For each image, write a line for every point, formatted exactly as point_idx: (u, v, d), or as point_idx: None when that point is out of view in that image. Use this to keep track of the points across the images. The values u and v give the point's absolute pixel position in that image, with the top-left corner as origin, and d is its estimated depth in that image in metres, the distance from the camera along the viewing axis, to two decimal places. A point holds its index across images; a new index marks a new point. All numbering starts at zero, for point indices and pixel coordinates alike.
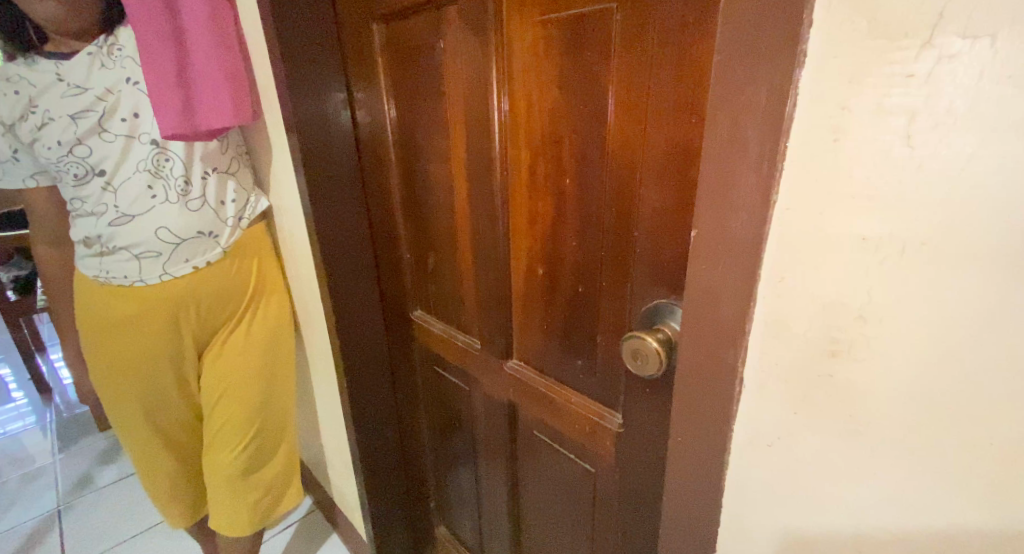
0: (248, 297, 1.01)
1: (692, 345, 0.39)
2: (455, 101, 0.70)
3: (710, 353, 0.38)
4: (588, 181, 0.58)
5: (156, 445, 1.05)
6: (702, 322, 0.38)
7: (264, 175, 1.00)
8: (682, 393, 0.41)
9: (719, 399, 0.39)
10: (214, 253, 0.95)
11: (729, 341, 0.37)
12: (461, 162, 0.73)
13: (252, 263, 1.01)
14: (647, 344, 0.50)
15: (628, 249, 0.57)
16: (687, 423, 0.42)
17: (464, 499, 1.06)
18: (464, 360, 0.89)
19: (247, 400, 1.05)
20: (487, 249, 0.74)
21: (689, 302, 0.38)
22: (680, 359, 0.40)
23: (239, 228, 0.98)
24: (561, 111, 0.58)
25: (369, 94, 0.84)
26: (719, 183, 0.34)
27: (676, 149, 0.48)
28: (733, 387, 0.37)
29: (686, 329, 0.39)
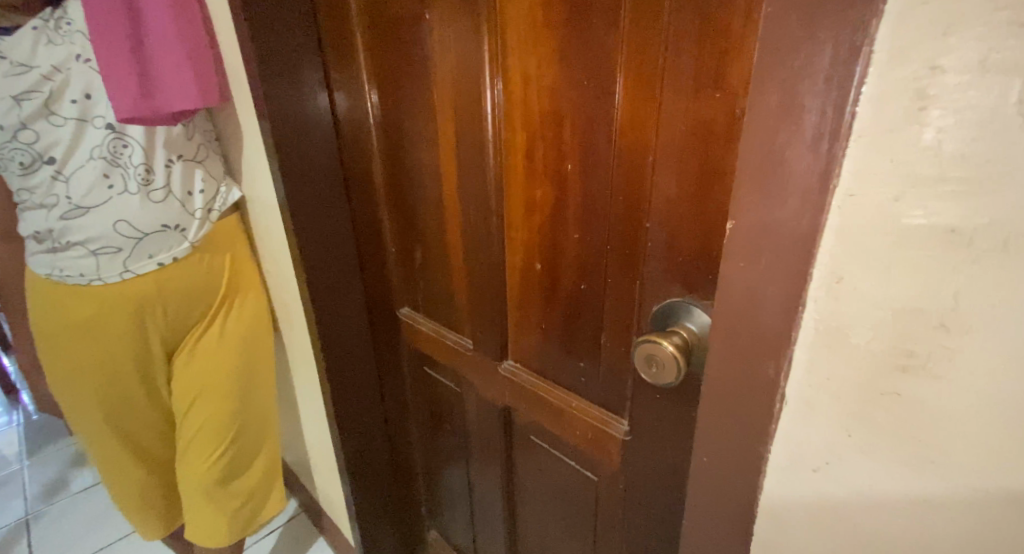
0: (222, 295, 0.94)
1: (725, 355, 0.34)
2: (444, 79, 0.63)
3: (746, 363, 0.33)
4: (593, 167, 0.52)
5: (125, 454, 0.98)
6: (740, 327, 0.32)
7: (235, 162, 0.92)
8: (709, 405, 0.36)
9: (756, 417, 0.34)
10: (182, 248, 0.87)
11: (771, 350, 0.31)
12: (451, 148, 0.66)
13: (225, 258, 0.93)
14: (663, 348, 0.45)
15: (637, 242, 0.51)
16: (714, 442, 0.37)
17: (457, 504, 1.01)
18: (455, 361, 0.83)
19: (223, 405, 0.99)
20: (479, 243, 0.68)
21: (723, 304, 0.33)
22: (709, 368, 0.35)
23: (209, 221, 0.90)
24: (563, 89, 0.52)
25: (348, 74, 0.76)
26: (766, 164, 0.28)
27: (695, 129, 0.43)
28: (773, 402, 0.32)
29: (717, 334, 0.34)
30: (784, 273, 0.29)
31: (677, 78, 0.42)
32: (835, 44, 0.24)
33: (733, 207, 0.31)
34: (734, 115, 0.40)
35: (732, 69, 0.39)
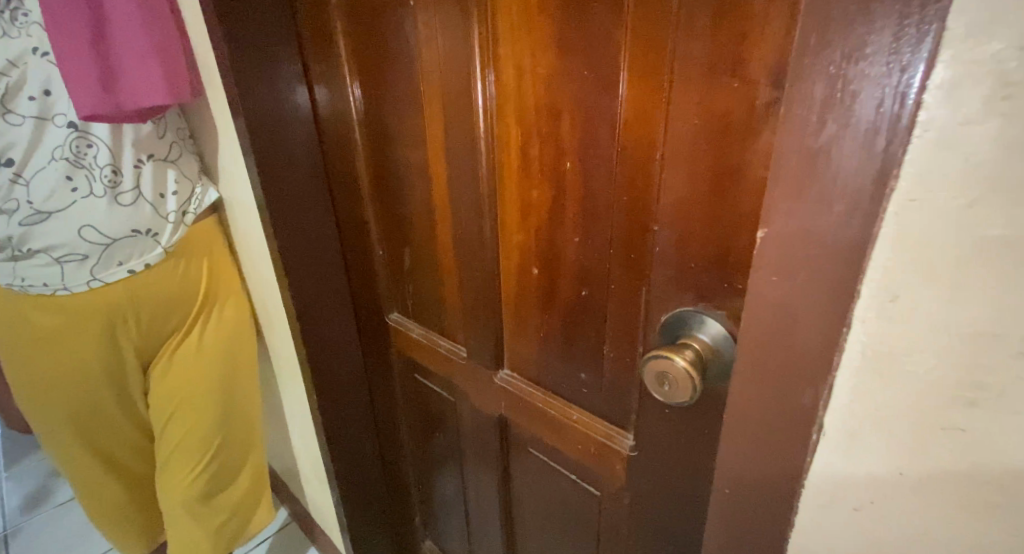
0: (199, 302, 0.88)
1: (752, 378, 0.30)
2: (431, 70, 0.58)
3: (779, 389, 0.29)
4: (595, 165, 0.48)
5: (101, 471, 0.93)
6: (772, 348, 0.29)
7: (211, 162, 0.86)
8: (733, 429, 0.33)
9: (789, 449, 0.30)
10: (155, 254, 0.82)
11: (808, 376, 0.28)
12: (440, 145, 0.62)
13: (202, 264, 0.88)
14: (675, 365, 0.41)
15: (642, 246, 0.47)
16: (737, 472, 0.33)
17: (452, 515, 0.98)
18: (448, 369, 0.79)
19: (204, 418, 0.94)
20: (472, 246, 0.64)
21: (752, 321, 0.29)
22: (733, 389, 0.32)
23: (183, 224, 0.84)
24: (561, 80, 0.47)
25: (327, 66, 0.71)
26: (808, 163, 0.25)
27: (709, 123, 0.39)
28: (808, 433, 0.29)
29: (743, 353, 0.30)
30: (824, 290, 0.26)
31: (689, 67, 0.38)
32: (900, 17, 0.20)
33: (766, 212, 0.27)
34: (752, 107, 0.36)
35: (753, 55, 0.35)
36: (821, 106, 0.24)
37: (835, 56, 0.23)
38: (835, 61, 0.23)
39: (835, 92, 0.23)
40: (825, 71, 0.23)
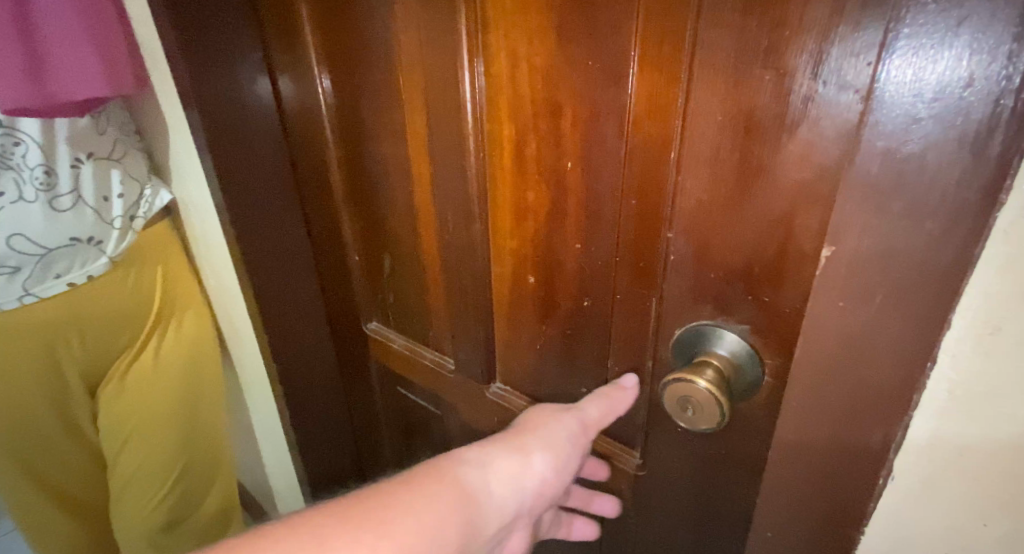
0: (153, 315, 0.81)
1: (812, 415, 0.28)
2: (412, 60, 0.52)
3: (843, 428, 0.27)
4: (600, 166, 0.44)
5: (47, 504, 0.84)
6: (840, 373, 0.26)
7: (161, 161, 0.77)
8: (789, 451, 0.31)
9: (849, 490, 0.28)
10: (99, 264, 0.73)
11: (881, 414, 0.25)
12: (423, 142, 0.56)
13: (155, 272, 0.79)
14: (699, 388, 0.37)
15: (652, 254, 0.43)
16: (782, 502, 0.33)
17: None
18: (434, 382, 0.74)
19: (163, 442, 0.85)
20: (461, 253, 0.59)
21: (815, 345, 0.27)
22: (785, 413, 0.30)
23: (131, 230, 0.75)
24: (561, 72, 0.43)
25: (293, 55, 0.64)
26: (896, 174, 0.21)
27: (735, 121, 0.35)
28: (875, 479, 0.27)
29: (802, 381, 0.28)
30: (905, 316, 0.23)
31: (711, 58, 0.34)
32: None
33: (835, 227, 0.24)
34: (786, 101, 0.32)
35: (789, 43, 0.30)
36: (914, 102, 0.20)
37: (935, 39, 0.19)
38: (934, 48, 0.19)
39: (931, 86, 0.19)
40: (918, 60, 0.19)
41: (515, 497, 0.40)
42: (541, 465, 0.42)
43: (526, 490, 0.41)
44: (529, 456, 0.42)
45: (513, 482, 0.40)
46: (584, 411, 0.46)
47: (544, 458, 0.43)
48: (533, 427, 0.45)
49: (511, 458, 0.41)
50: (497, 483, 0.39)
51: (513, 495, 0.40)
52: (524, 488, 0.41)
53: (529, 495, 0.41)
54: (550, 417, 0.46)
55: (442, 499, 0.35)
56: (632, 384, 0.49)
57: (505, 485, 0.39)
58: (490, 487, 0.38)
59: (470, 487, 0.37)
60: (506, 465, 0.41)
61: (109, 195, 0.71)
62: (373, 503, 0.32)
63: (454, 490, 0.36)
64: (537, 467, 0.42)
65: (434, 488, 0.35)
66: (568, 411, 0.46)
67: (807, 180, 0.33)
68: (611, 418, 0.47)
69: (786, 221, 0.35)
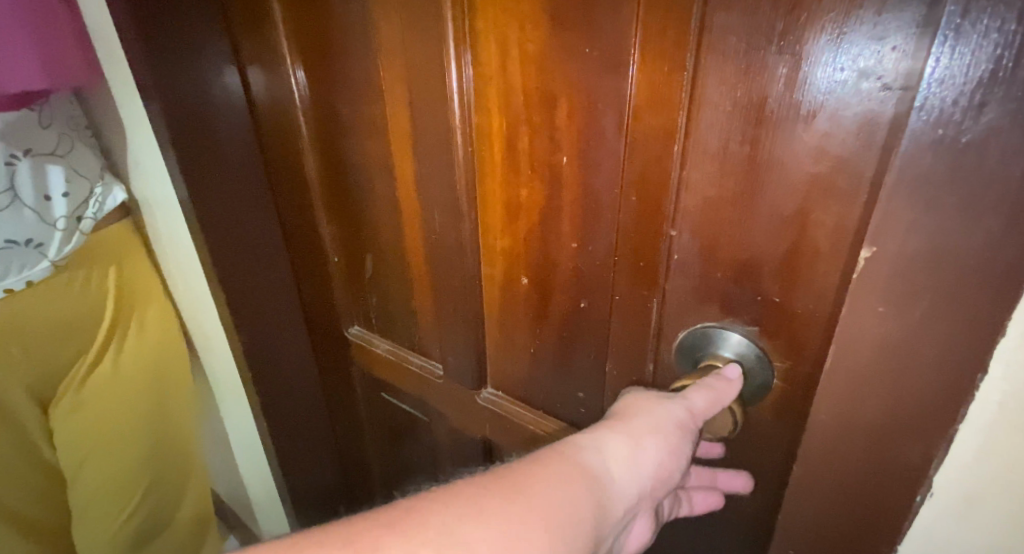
0: (105, 323, 0.73)
1: (842, 416, 0.30)
2: (393, 48, 0.49)
3: (883, 436, 0.28)
4: (598, 160, 0.41)
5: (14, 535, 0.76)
6: (874, 381, 0.27)
7: (119, 157, 0.72)
8: (816, 462, 0.32)
9: (890, 498, 0.30)
10: (40, 268, 0.65)
11: (922, 408, 0.26)
12: (407, 136, 0.53)
13: (105, 276, 0.72)
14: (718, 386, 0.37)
15: (653, 253, 0.41)
16: (819, 512, 0.34)
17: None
18: (421, 387, 0.71)
19: (131, 455, 0.80)
20: (449, 254, 0.56)
21: (850, 353, 0.28)
22: (811, 429, 0.32)
23: (78, 232, 0.67)
24: (556, 60, 0.40)
25: (262, 45, 0.59)
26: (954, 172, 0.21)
27: (746, 112, 0.32)
28: (914, 496, 0.28)
29: (833, 389, 0.29)
30: (955, 315, 0.23)
31: (721, 44, 0.32)
32: None
33: (879, 229, 0.24)
34: (801, 90, 0.30)
35: (806, 27, 0.28)
36: (954, 95, 0.19)
37: (980, 28, 0.18)
38: (976, 38, 0.18)
39: (974, 80, 0.19)
40: (957, 50, 0.19)
41: (633, 487, 0.33)
42: (658, 450, 0.34)
43: (645, 480, 0.33)
44: (641, 442, 0.34)
45: (630, 471, 0.33)
46: (690, 396, 0.36)
47: (662, 441, 0.34)
48: (639, 408, 0.36)
49: (621, 443, 0.34)
50: (613, 469, 0.32)
51: (632, 486, 0.33)
52: (642, 478, 0.33)
53: (649, 486, 0.34)
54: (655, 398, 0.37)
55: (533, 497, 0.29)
56: (737, 374, 0.38)
57: (622, 473, 0.32)
58: (608, 475, 0.32)
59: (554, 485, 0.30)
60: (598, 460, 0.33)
61: (51, 194, 0.64)
62: (484, 497, 0.28)
63: (567, 479, 0.30)
64: (654, 454, 0.34)
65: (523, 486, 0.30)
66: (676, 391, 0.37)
67: (822, 174, 0.31)
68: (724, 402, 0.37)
69: (799, 218, 0.33)
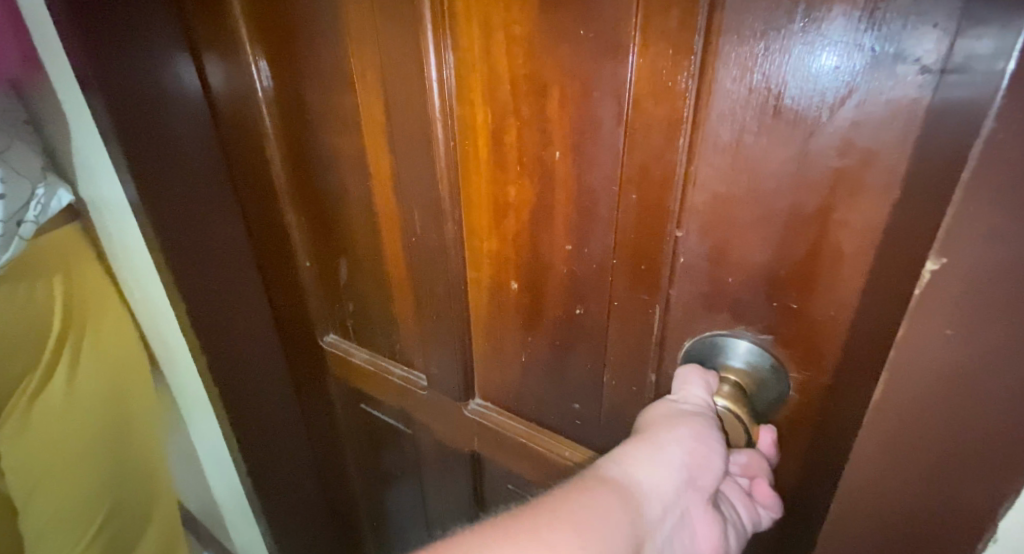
0: (52, 338, 0.65)
1: (894, 445, 0.28)
2: (363, 32, 0.44)
3: (939, 466, 0.27)
4: (594, 157, 0.38)
5: None
6: (934, 403, 0.25)
7: (65, 155, 0.64)
8: (861, 484, 0.30)
9: (942, 536, 0.28)
10: None
11: (987, 438, 0.24)
12: (381, 129, 0.48)
13: (51, 287, 0.64)
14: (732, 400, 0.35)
15: (655, 256, 0.38)
16: (854, 540, 0.32)
17: (413, 540, 0.88)
18: (402, 398, 0.67)
19: (89, 476, 0.72)
20: (431, 259, 0.52)
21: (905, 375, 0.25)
22: (857, 453, 0.29)
23: (17, 238, 0.57)
24: (546, 44, 0.36)
25: (217, 31, 0.54)
26: None
27: (765, 99, 0.29)
28: (977, 544, 0.27)
29: (888, 412, 0.27)
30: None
31: (735, 22, 0.28)
32: None
33: (948, 237, 0.21)
34: (829, 72, 0.26)
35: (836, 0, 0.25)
36: None
37: None
38: None
39: None
40: None
41: (666, 483, 0.30)
42: (682, 441, 0.31)
43: (678, 473, 0.30)
44: (644, 439, 0.32)
45: (655, 467, 0.30)
46: (679, 395, 0.35)
47: (682, 432, 0.32)
48: (654, 410, 0.35)
49: (638, 445, 0.31)
50: (635, 468, 0.30)
51: (664, 477, 0.30)
52: (675, 472, 0.30)
53: (686, 480, 0.30)
54: (670, 397, 0.36)
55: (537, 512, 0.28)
56: (691, 373, 0.36)
57: (646, 470, 0.30)
58: (627, 475, 0.30)
59: (558, 497, 0.29)
60: (604, 464, 0.31)
61: None
62: (508, 521, 0.27)
63: (585, 490, 0.29)
64: (678, 445, 0.31)
65: (528, 508, 0.28)
66: (682, 383, 0.35)
67: (848, 168, 0.28)
68: (711, 383, 0.35)
69: (821, 217, 0.30)
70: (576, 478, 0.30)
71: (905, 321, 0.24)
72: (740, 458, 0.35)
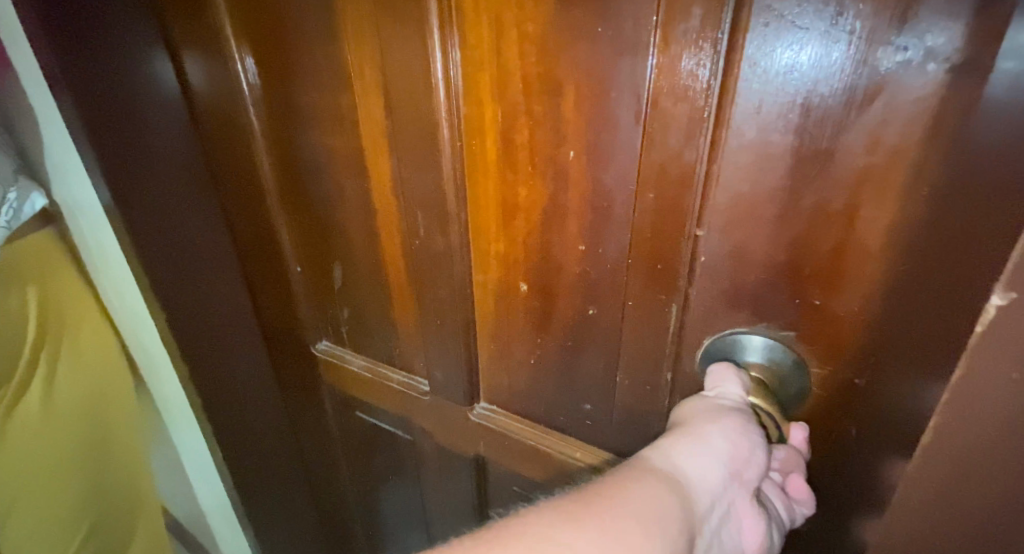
0: (27, 349, 0.60)
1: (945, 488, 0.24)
2: (362, 28, 0.42)
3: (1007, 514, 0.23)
4: (610, 156, 0.37)
5: None
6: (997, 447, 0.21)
7: (39, 158, 0.59)
8: (904, 525, 0.27)
9: None
10: None
11: None
12: (381, 129, 0.47)
13: (24, 296, 0.59)
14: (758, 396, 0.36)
15: (673, 255, 0.38)
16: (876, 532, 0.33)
17: (409, 547, 0.87)
18: (402, 404, 0.66)
19: (69, 494, 0.67)
20: (435, 262, 0.51)
21: (964, 424, 0.22)
22: (903, 496, 0.26)
23: None
24: (562, 41, 0.35)
25: (196, 26, 0.51)
26: None
27: (790, 98, 0.29)
28: None
29: (942, 454, 0.23)
30: None
31: (763, 19, 0.28)
32: None
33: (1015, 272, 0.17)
34: (859, 72, 0.26)
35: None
36: None
37: None
38: None
39: None
40: None
41: (713, 478, 0.30)
42: (725, 434, 0.31)
43: (724, 465, 0.30)
44: (687, 433, 0.32)
45: (701, 461, 0.30)
46: (719, 390, 0.35)
47: (724, 425, 0.32)
48: (694, 405, 0.35)
49: (682, 440, 0.31)
50: (681, 463, 0.30)
51: (711, 472, 0.30)
52: (721, 466, 0.30)
53: (732, 473, 0.30)
54: (706, 393, 0.36)
55: (589, 508, 0.28)
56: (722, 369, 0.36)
57: (693, 465, 0.30)
58: (675, 469, 0.30)
59: (608, 492, 0.29)
60: (650, 458, 0.31)
61: None
62: (560, 517, 0.28)
63: (634, 484, 0.29)
64: (722, 439, 0.31)
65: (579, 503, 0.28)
66: (717, 381, 0.36)
67: (875, 167, 0.28)
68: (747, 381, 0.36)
69: (845, 215, 0.30)
70: (623, 472, 0.30)
71: (964, 357, 0.20)
72: (780, 453, 0.35)
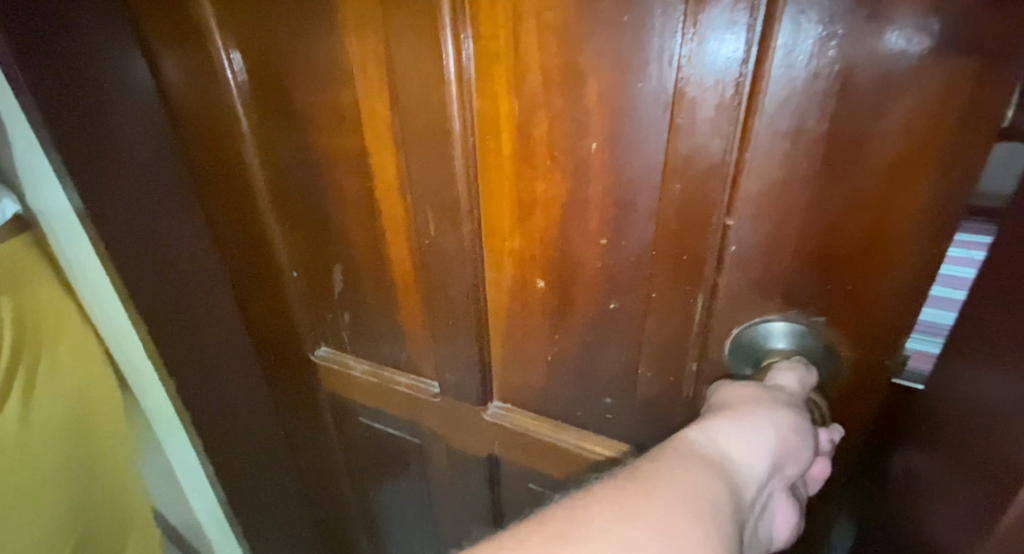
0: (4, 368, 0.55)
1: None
2: (365, 20, 0.40)
3: None
4: (635, 149, 0.37)
5: None
6: None
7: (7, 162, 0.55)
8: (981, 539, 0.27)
9: None
10: None
11: None
12: (387, 126, 0.45)
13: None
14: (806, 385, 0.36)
15: (700, 246, 0.38)
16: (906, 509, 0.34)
17: None
18: (409, 407, 0.64)
19: (53, 518, 0.63)
20: (446, 262, 0.49)
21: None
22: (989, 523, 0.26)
23: None
24: (584, 32, 0.34)
25: (174, 19, 0.47)
26: None
27: (825, 89, 0.28)
28: None
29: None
30: None
31: (799, 7, 0.26)
32: None
33: None
34: (898, 63, 0.26)
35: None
36: None
37: None
38: None
39: None
40: None
41: (759, 466, 0.30)
42: (777, 424, 0.31)
43: (771, 456, 0.30)
44: (736, 419, 0.32)
45: (750, 449, 0.30)
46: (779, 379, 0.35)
47: (777, 416, 0.32)
48: (743, 391, 0.35)
49: (731, 424, 0.31)
50: (731, 449, 0.30)
51: (758, 460, 0.30)
52: (767, 456, 0.30)
53: (775, 463, 0.31)
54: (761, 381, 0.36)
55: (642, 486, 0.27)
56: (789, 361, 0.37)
57: (742, 452, 0.30)
58: (724, 455, 0.30)
59: (659, 472, 0.28)
60: (698, 441, 0.31)
61: None
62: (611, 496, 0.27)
63: (685, 466, 0.29)
64: (771, 428, 0.31)
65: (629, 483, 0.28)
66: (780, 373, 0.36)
67: (909, 155, 0.28)
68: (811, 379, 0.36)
69: (879, 202, 0.31)
70: (670, 453, 0.30)
71: None
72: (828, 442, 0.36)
